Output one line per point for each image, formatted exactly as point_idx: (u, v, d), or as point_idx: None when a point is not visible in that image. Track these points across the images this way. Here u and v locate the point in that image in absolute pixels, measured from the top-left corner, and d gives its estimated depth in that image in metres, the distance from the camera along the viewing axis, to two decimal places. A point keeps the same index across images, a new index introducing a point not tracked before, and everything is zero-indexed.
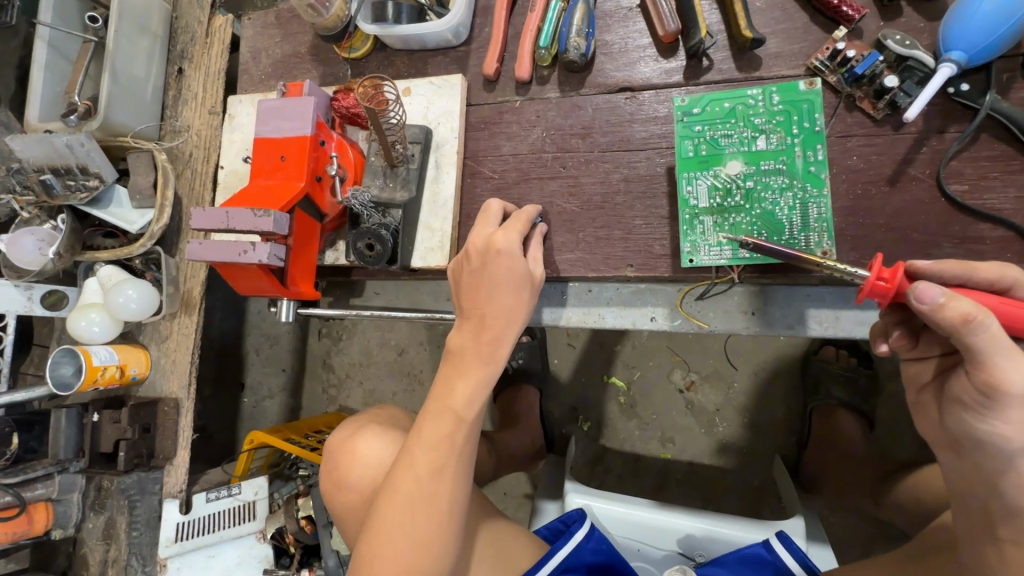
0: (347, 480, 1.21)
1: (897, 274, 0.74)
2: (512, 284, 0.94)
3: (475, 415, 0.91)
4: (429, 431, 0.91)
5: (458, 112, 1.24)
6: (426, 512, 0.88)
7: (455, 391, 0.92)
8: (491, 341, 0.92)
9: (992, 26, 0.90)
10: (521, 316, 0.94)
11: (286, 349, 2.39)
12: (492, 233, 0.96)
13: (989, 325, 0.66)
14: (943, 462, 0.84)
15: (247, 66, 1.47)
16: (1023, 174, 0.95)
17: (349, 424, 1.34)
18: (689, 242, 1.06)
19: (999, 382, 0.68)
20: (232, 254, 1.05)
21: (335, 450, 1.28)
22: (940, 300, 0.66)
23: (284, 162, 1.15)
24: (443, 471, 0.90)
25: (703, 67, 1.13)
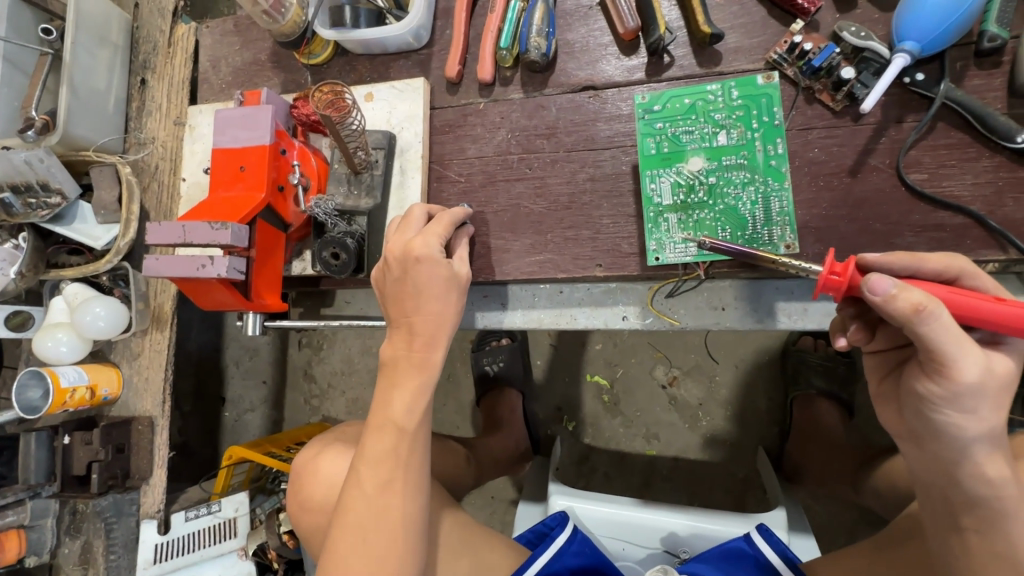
0: (311, 502, 1.21)
1: (849, 268, 0.74)
2: (439, 289, 0.93)
3: (416, 425, 0.93)
4: (373, 447, 0.93)
5: (421, 115, 1.22)
6: (378, 529, 0.89)
7: (393, 404, 0.93)
8: (423, 350, 0.93)
9: (943, 15, 0.91)
10: (450, 319, 0.94)
11: (265, 361, 2.35)
12: (411, 239, 0.94)
13: (940, 314, 0.66)
14: (905, 453, 0.84)
15: (207, 75, 1.44)
16: (979, 161, 0.96)
17: (309, 446, 1.33)
18: (655, 240, 1.06)
19: (953, 370, 0.69)
20: (190, 268, 1.02)
21: (295, 474, 1.27)
22: (889, 291, 0.67)
23: (244, 172, 1.12)
24: (392, 485, 0.91)
25: (664, 64, 1.12)
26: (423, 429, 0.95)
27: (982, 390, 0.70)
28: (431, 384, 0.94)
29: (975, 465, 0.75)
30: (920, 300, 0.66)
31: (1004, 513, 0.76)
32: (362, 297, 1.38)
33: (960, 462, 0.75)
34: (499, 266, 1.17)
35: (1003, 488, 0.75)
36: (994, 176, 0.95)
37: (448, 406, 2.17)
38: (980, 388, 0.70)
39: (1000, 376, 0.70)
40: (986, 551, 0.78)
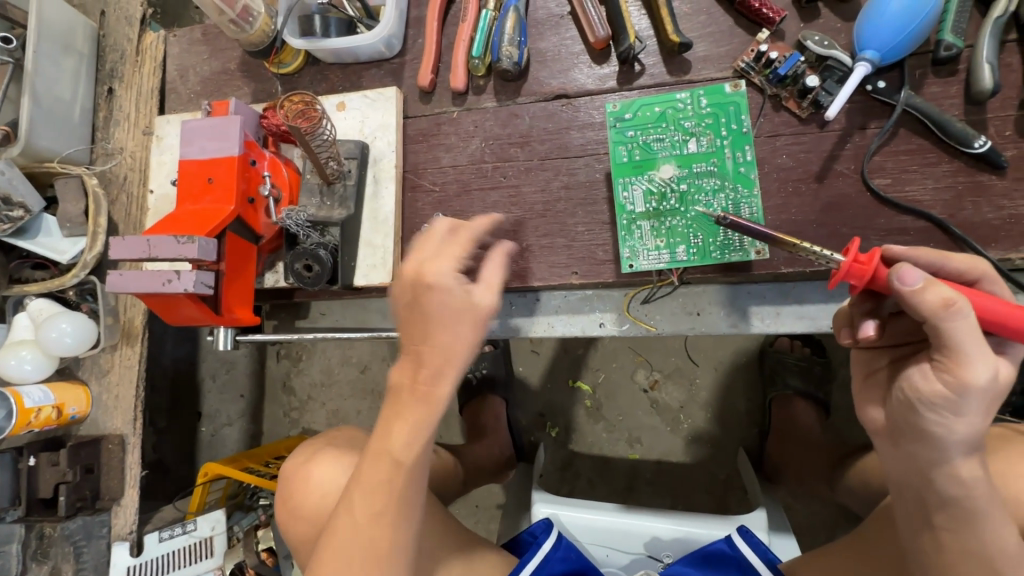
0: (306, 505, 1.18)
1: (873, 258, 0.75)
2: (457, 324, 0.75)
3: (415, 461, 0.81)
4: (367, 476, 0.83)
5: (394, 125, 1.21)
6: (366, 563, 0.82)
7: (389, 435, 0.81)
8: (429, 383, 0.77)
9: (901, 24, 0.93)
10: (464, 347, 0.76)
11: (242, 374, 2.30)
12: (421, 263, 0.76)
13: (968, 313, 0.67)
14: (879, 449, 0.85)
15: (176, 84, 1.42)
16: (940, 165, 0.99)
17: (309, 446, 1.28)
18: (629, 247, 1.07)
19: (967, 373, 0.68)
20: (157, 283, 1.00)
21: (294, 472, 1.23)
22: (920, 283, 0.68)
23: (212, 184, 1.10)
24: (383, 522, 0.82)
25: (635, 72, 1.13)
26: (422, 465, 0.82)
27: (987, 397, 0.70)
28: (437, 416, 0.79)
29: (948, 467, 0.76)
30: (953, 295, 0.66)
31: (975, 511, 0.77)
32: (338, 308, 1.36)
33: (933, 463, 0.76)
34: None
35: (974, 486, 0.76)
36: (954, 180, 0.98)
37: None
38: (989, 396, 0.69)
39: (1005, 386, 0.70)
40: (959, 549, 0.79)
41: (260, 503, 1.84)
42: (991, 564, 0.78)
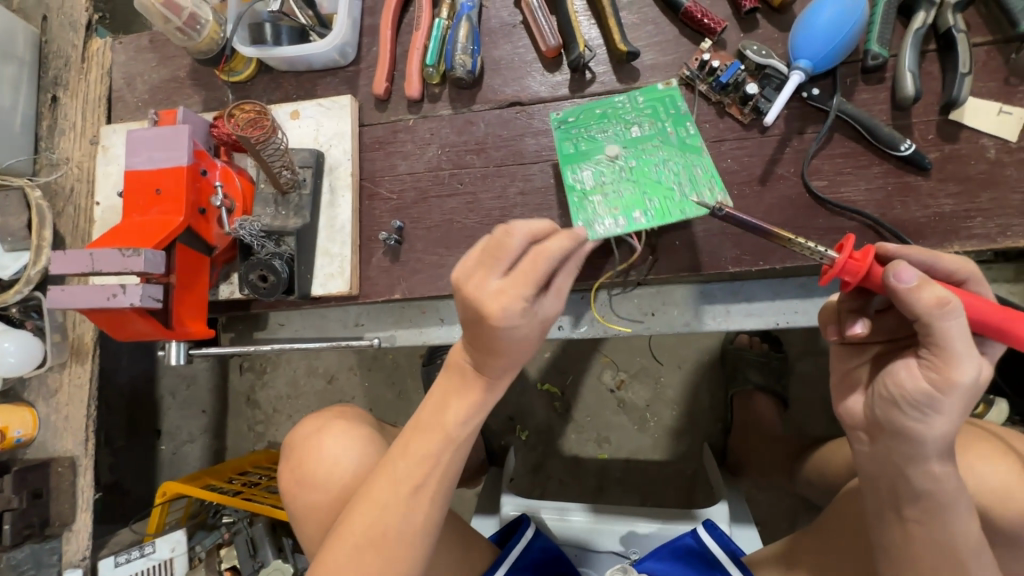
0: (312, 475, 1.15)
1: (868, 255, 0.76)
2: (527, 345, 0.82)
3: (466, 437, 0.89)
4: (416, 447, 0.89)
5: (349, 133, 1.21)
6: (399, 531, 0.87)
7: (447, 411, 0.89)
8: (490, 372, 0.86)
9: (832, 35, 0.99)
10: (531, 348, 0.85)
11: (204, 389, 2.24)
12: (495, 294, 0.75)
13: (960, 312, 0.70)
14: (856, 448, 0.89)
15: (122, 93, 1.38)
16: (872, 168, 1.04)
17: (319, 418, 1.26)
18: (584, 219, 1.01)
19: (953, 372, 0.71)
20: (101, 298, 0.97)
21: (304, 442, 1.21)
22: (916, 282, 0.70)
23: (160, 195, 1.07)
24: (423, 491, 0.88)
25: (587, 80, 1.16)
26: (467, 444, 0.91)
27: (970, 397, 0.73)
28: (493, 399, 0.89)
29: (920, 466, 0.79)
30: (947, 294, 0.68)
31: (944, 505, 0.81)
32: (298, 318, 1.32)
33: (902, 460, 0.80)
34: (435, 281, 1.17)
35: (943, 483, 0.79)
36: (884, 181, 1.03)
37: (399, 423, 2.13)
38: (973, 394, 0.73)
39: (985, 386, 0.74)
40: (925, 540, 0.83)
41: (224, 520, 1.78)
42: (957, 556, 0.82)
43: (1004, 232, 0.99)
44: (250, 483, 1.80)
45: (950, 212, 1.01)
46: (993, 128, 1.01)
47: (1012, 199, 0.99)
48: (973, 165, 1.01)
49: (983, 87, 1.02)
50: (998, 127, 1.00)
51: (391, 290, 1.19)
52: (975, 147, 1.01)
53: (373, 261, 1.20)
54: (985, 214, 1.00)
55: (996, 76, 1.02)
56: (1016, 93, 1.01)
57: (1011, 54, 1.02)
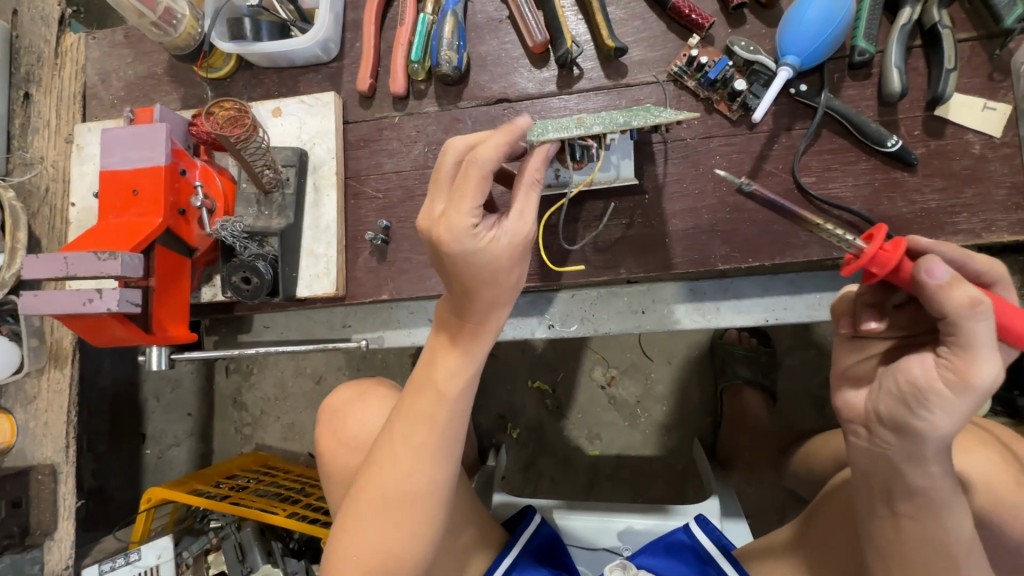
0: (345, 436, 1.15)
1: (900, 249, 0.75)
2: (501, 265, 0.83)
3: (461, 391, 0.90)
4: (412, 408, 0.91)
5: (333, 130, 1.19)
6: (400, 490, 0.88)
7: (437, 368, 0.90)
8: (477, 320, 0.89)
9: (819, 30, 0.98)
10: (511, 293, 0.87)
11: (189, 392, 2.19)
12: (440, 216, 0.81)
13: (988, 316, 0.69)
14: (851, 444, 0.89)
15: (96, 90, 1.34)
16: (859, 164, 1.04)
17: (357, 384, 1.26)
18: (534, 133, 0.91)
19: (969, 372, 0.71)
20: (76, 303, 0.94)
21: (342, 405, 1.21)
22: (948, 279, 0.69)
23: (137, 195, 1.04)
24: (423, 448, 0.89)
25: (574, 76, 1.15)
26: (462, 401, 0.91)
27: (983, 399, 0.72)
28: (483, 350, 0.90)
29: (915, 463, 0.79)
30: (980, 295, 0.68)
31: (937, 502, 0.81)
32: (283, 320, 1.30)
33: (899, 456, 0.80)
34: (423, 281, 1.15)
35: (938, 481, 0.79)
36: (871, 177, 1.04)
37: None
38: (986, 395, 0.72)
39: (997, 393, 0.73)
40: (919, 537, 0.83)
41: (211, 525, 1.75)
42: (949, 554, 0.82)
43: (988, 227, 1.00)
44: (237, 487, 1.77)
45: (935, 208, 1.01)
46: (978, 124, 1.01)
47: (996, 194, 1.00)
48: (957, 161, 1.02)
49: (967, 83, 1.03)
50: (982, 123, 1.01)
51: (377, 291, 1.17)
52: (959, 143, 1.02)
53: (360, 261, 1.18)
54: (970, 209, 1.00)
55: (980, 72, 1.02)
56: (1000, 89, 1.01)
57: (995, 50, 1.02)
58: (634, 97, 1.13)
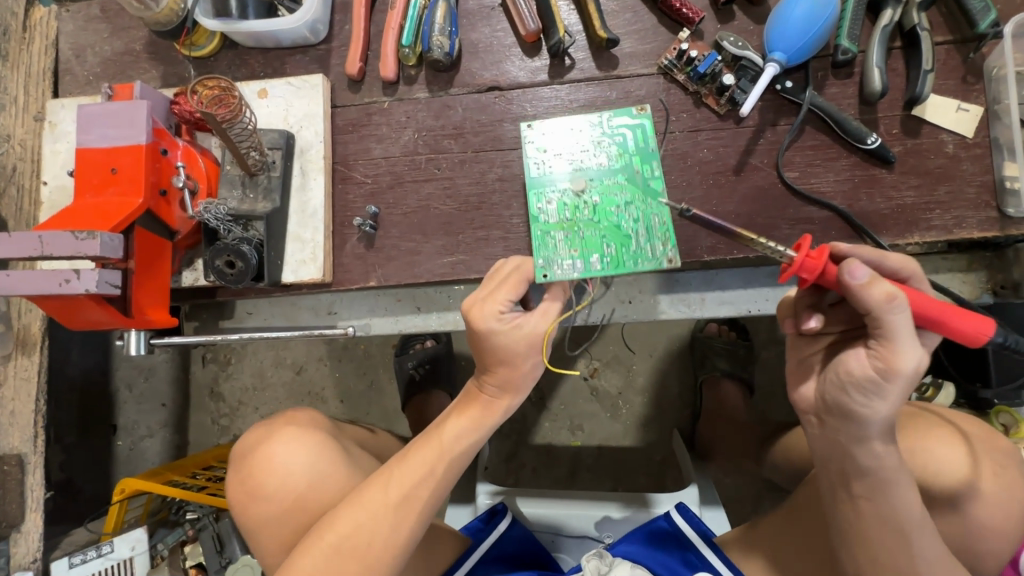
0: (262, 486, 1.07)
1: (823, 254, 0.79)
2: (519, 352, 0.90)
3: (460, 460, 0.95)
4: (412, 458, 0.93)
5: (321, 114, 1.17)
6: (384, 539, 0.89)
7: (447, 427, 0.96)
8: (495, 390, 0.96)
9: (805, 28, 1.01)
10: (530, 373, 0.95)
11: (163, 381, 2.13)
12: (477, 302, 0.90)
13: (902, 307, 0.75)
14: (808, 430, 0.93)
15: (70, 65, 1.28)
16: (841, 160, 1.07)
17: (269, 424, 1.17)
18: (542, 258, 1.00)
19: (890, 359, 0.77)
20: (52, 283, 0.90)
21: (254, 450, 1.12)
22: (867, 279, 0.74)
23: (117, 174, 1.01)
24: (409, 504, 0.91)
25: (566, 66, 1.16)
26: (460, 465, 0.96)
27: (907, 382, 0.78)
28: (490, 429, 0.97)
29: (864, 442, 0.84)
30: (895, 290, 0.73)
31: (887, 480, 0.86)
32: (267, 306, 1.27)
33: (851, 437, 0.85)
34: (411, 269, 1.15)
35: (886, 460, 0.85)
36: (851, 174, 1.07)
37: (372, 414, 2.06)
38: (910, 379, 0.78)
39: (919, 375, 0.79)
40: (874, 514, 0.88)
41: (188, 517, 1.69)
42: (903, 531, 0.87)
43: (959, 224, 1.04)
44: (215, 478, 1.74)
45: (910, 204, 1.05)
46: (952, 124, 1.05)
47: (967, 192, 1.04)
48: (932, 159, 1.06)
49: (942, 85, 1.07)
50: (955, 124, 1.05)
51: (365, 278, 1.16)
52: (934, 142, 1.06)
53: (347, 248, 1.16)
54: (943, 206, 1.05)
55: (954, 74, 1.07)
56: (973, 91, 1.06)
57: (969, 54, 1.06)
58: (625, 88, 1.14)
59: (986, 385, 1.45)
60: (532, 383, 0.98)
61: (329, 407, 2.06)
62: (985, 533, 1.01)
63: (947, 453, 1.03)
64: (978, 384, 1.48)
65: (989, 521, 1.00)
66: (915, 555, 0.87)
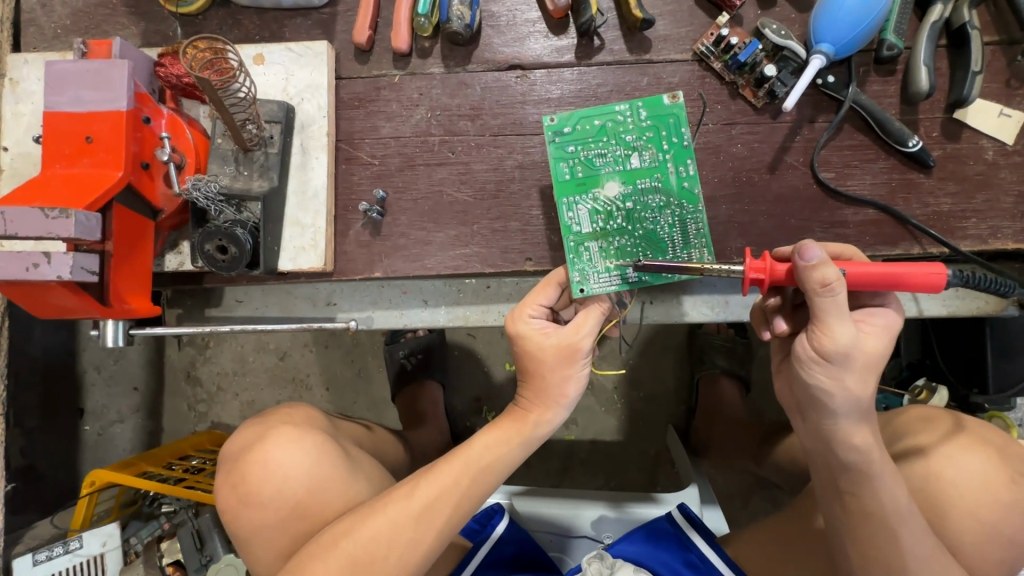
0: (257, 491, 0.98)
1: (767, 260, 0.82)
2: (547, 361, 0.93)
3: (491, 475, 0.92)
4: (440, 470, 0.90)
5: (326, 85, 1.06)
6: (402, 553, 0.85)
7: (479, 441, 0.94)
8: (530, 408, 0.96)
9: (856, 19, 0.95)
10: (572, 390, 0.95)
11: (134, 363, 1.97)
12: (516, 309, 0.96)
13: (842, 289, 0.76)
14: (796, 428, 0.92)
15: (35, 14, 1.13)
16: (879, 162, 1.03)
17: (263, 423, 1.08)
18: (578, 272, 0.94)
19: (830, 339, 0.78)
20: (17, 268, 0.79)
21: (245, 453, 1.02)
22: (813, 267, 0.75)
23: (93, 144, 0.89)
24: (434, 518, 0.87)
25: (595, 47, 1.07)
26: (490, 479, 0.92)
27: (849, 361, 0.78)
28: (522, 447, 0.95)
29: (845, 432, 0.82)
30: (833, 277, 0.74)
31: (870, 474, 0.81)
32: (259, 294, 1.17)
33: (831, 430, 0.83)
34: (421, 260, 1.06)
35: (869, 453, 0.81)
36: (888, 177, 1.03)
37: (358, 402, 1.91)
38: (853, 359, 0.78)
39: (866, 355, 0.79)
40: (869, 511, 0.82)
41: (164, 509, 1.57)
42: (888, 524, 0.80)
43: (994, 233, 1.01)
44: (193, 469, 1.61)
45: (947, 211, 1.02)
46: (994, 129, 1.01)
47: (1004, 201, 1.01)
48: (971, 166, 1.02)
49: (985, 88, 1.03)
50: (997, 129, 1.01)
51: (369, 268, 1.07)
52: (974, 148, 1.02)
53: (351, 235, 1.07)
54: (980, 215, 1.01)
55: (998, 77, 1.03)
56: (1016, 96, 1.02)
57: (1015, 56, 1.02)
58: (657, 74, 1.06)
59: (982, 391, 1.32)
60: (572, 397, 0.96)
61: (315, 395, 1.91)
62: (1005, 543, 0.89)
63: (958, 454, 0.93)
64: (973, 390, 1.34)
65: (1008, 527, 0.89)
66: (904, 550, 0.80)
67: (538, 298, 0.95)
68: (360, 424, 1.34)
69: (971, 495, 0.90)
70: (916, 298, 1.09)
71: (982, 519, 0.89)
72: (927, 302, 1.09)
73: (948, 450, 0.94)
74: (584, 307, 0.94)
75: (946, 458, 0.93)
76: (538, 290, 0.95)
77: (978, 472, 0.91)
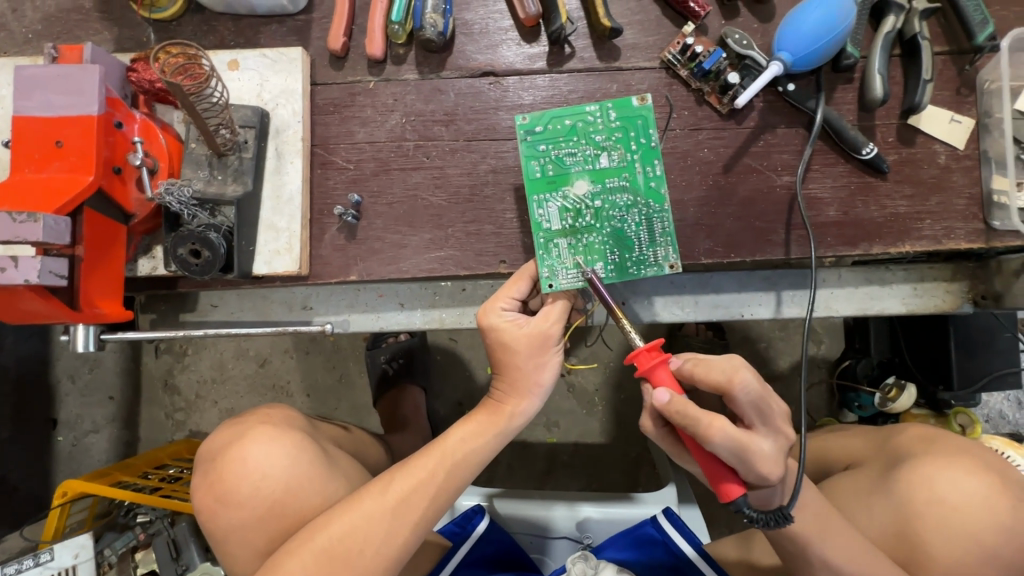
0: (235, 490, 0.98)
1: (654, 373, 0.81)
2: (520, 350, 0.95)
3: (463, 467, 0.93)
4: (416, 464, 0.91)
5: (300, 91, 1.07)
6: (376, 547, 0.85)
7: (454, 433, 0.95)
8: (504, 401, 0.97)
9: (814, 37, 0.99)
10: (546, 378, 0.97)
11: (109, 372, 1.93)
12: (487, 302, 0.98)
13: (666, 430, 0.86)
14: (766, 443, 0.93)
15: (4, 20, 1.12)
16: (838, 166, 1.07)
17: (240, 424, 1.07)
18: (547, 268, 0.96)
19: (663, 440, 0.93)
20: None
21: (223, 452, 1.02)
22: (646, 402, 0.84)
23: (62, 147, 0.89)
24: (406, 509, 0.87)
25: (566, 55, 1.10)
26: (464, 471, 0.93)
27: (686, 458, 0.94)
28: (496, 438, 0.96)
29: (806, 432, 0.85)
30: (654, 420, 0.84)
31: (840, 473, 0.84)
32: (234, 299, 1.17)
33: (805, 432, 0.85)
34: (396, 263, 1.07)
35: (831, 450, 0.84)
36: (848, 180, 1.07)
37: (338, 407, 1.90)
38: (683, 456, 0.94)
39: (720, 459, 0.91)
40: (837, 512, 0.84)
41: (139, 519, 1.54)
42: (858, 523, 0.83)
43: (948, 234, 1.05)
44: (170, 479, 1.59)
45: (904, 213, 1.06)
46: (945, 135, 1.06)
47: (956, 203, 1.06)
48: (925, 169, 1.06)
49: (937, 95, 1.08)
50: (949, 135, 1.06)
51: (345, 271, 1.07)
52: (927, 152, 1.07)
53: (326, 238, 1.08)
54: (934, 216, 1.06)
55: (948, 86, 1.08)
56: (965, 103, 1.07)
57: (964, 66, 1.07)
58: (626, 81, 1.09)
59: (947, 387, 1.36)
60: (547, 386, 0.98)
61: (295, 402, 1.90)
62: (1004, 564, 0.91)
63: (960, 479, 0.96)
64: (937, 386, 1.39)
65: (1007, 548, 0.91)
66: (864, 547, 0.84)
67: (507, 292, 0.97)
68: (339, 426, 1.34)
69: (973, 519, 0.93)
70: (875, 297, 1.13)
71: (980, 543, 0.92)
72: (887, 301, 1.13)
73: (943, 472, 0.97)
74: (551, 299, 0.97)
75: (950, 481, 0.96)
76: (507, 283, 0.98)
77: (976, 495, 0.94)
